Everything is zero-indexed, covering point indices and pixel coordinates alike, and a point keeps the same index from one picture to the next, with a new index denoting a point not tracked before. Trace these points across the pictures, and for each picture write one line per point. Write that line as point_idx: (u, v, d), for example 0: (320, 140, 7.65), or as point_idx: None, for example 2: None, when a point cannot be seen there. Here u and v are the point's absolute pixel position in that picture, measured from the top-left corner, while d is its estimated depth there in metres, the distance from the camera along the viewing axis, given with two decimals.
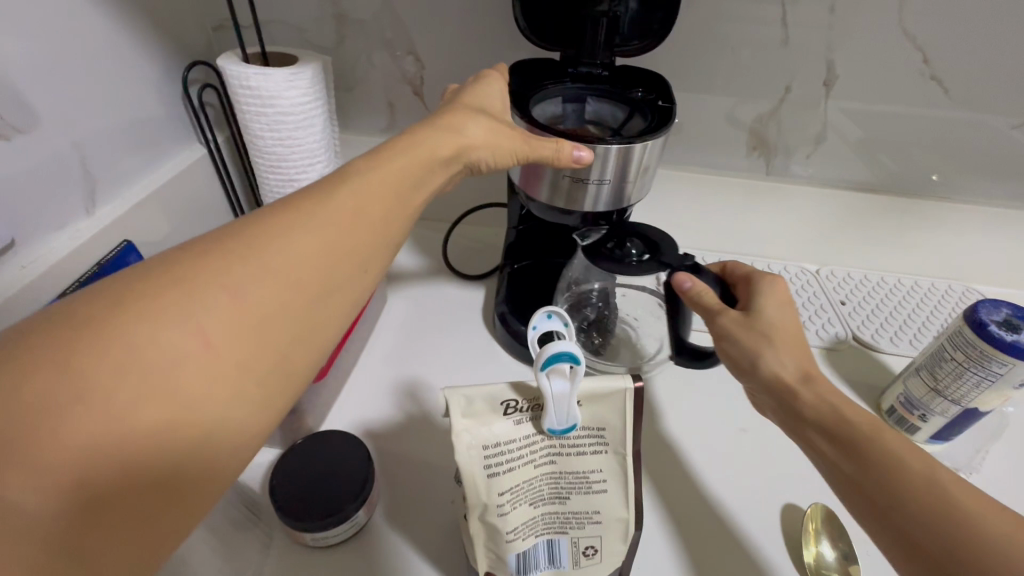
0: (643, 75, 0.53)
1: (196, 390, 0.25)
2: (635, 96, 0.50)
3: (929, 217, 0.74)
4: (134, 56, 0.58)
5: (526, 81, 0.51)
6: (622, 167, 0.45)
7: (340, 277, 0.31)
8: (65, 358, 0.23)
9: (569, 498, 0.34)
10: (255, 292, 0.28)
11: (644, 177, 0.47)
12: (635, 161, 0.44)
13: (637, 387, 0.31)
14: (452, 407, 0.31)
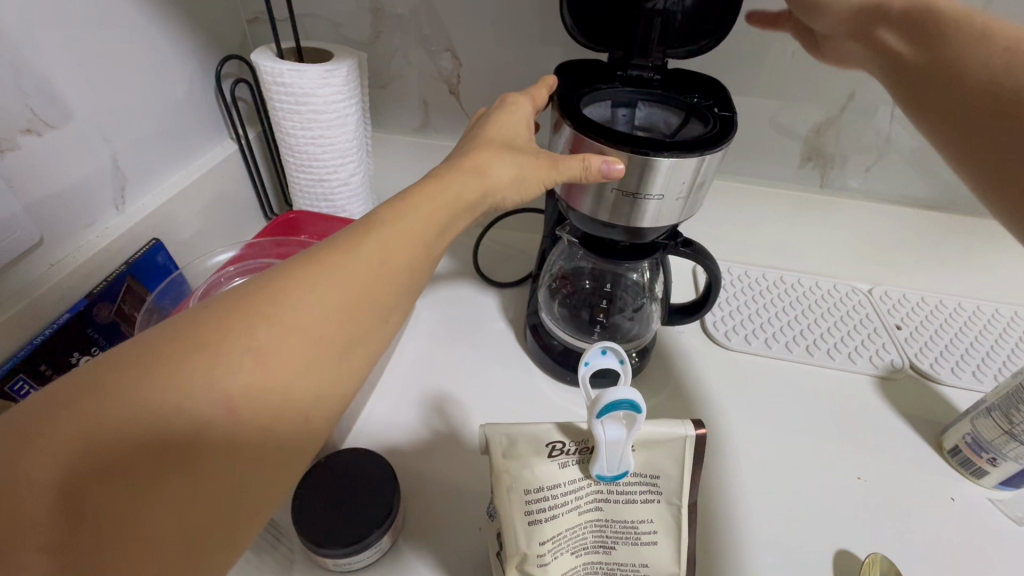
0: (697, 78, 0.49)
1: (219, 454, 0.24)
2: (690, 99, 0.47)
3: (999, 239, 0.68)
4: (167, 50, 0.56)
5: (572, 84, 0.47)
6: (677, 181, 0.41)
7: (363, 328, 0.29)
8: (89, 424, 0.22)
9: (615, 547, 0.31)
10: (272, 348, 0.25)
11: (698, 192, 0.43)
12: (691, 177, 0.41)
13: (697, 435, 0.28)
14: (492, 446, 0.29)
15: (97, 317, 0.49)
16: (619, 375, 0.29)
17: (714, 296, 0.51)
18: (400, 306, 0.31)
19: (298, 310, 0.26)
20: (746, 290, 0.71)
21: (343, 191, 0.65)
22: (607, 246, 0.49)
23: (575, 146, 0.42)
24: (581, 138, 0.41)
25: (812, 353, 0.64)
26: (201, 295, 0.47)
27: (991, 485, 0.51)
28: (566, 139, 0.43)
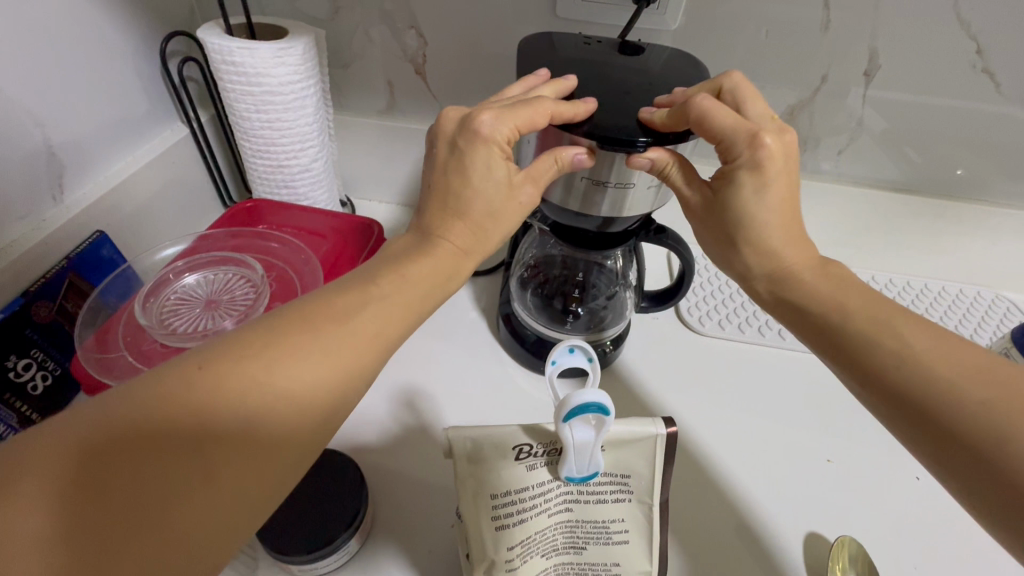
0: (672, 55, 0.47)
1: (193, 497, 0.24)
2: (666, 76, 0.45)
3: (963, 221, 0.69)
4: (106, 25, 0.52)
5: (542, 61, 0.43)
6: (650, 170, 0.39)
7: (346, 396, 0.30)
8: (67, 463, 0.22)
9: (586, 548, 0.30)
10: (261, 416, 0.26)
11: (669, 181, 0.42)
12: None
13: (669, 433, 0.28)
14: (457, 452, 0.27)
15: (37, 316, 0.45)
16: (588, 373, 0.28)
17: (688, 284, 0.51)
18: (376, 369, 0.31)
19: (281, 363, 0.27)
20: (720, 275, 0.71)
21: (304, 177, 0.62)
22: (580, 236, 0.48)
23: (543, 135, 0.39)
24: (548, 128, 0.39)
25: (785, 337, 0.64)
26: (145, 295, 0.44)
27: None
28: None
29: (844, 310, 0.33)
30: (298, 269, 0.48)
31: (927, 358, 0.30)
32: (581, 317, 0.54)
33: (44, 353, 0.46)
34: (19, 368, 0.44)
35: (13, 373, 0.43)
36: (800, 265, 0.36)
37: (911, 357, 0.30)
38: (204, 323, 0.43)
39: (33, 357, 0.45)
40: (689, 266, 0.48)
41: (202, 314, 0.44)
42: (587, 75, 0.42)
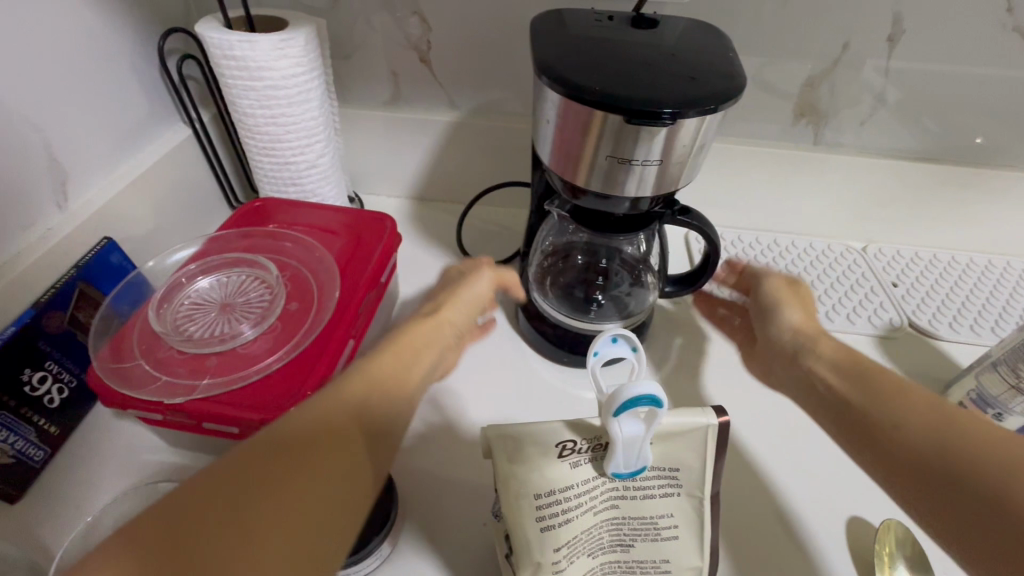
0: (702, 28, 0.45)
1: (279, 523, 0.26)
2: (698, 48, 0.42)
3: (992, 189, 0.67)
4: (100, 24, 0.50)
5: (558, 39, 0.41)
6: (677, 145, 0.38)
7: (393, 408, 0.32)
8: (163, 519, 0.25)
9: (634, 545, 0.29)
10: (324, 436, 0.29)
11: (697, 155, 0.40)
12: (693, 138, 0.38)
13: (721, 424, 0.26)
14: (497, 450, 0.26)
15: (48, 328, 0.44)
16: (635, 363, 0.27)
17: (714, 266, 0.49)
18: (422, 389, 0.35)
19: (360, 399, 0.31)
20: (739, 256, 0.70)
21: (312, 173, 0.60)
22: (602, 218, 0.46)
23: (565, 114, 0.38)
24: (571, 107, 0.37)
25: None
26: (158, 301, 0.42)
27: None
28: (552, 105, 0.39)
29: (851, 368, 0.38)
30: (313, 268, 0.46)
31: (923, 412, 0.33)
32: (603, 304, 0.53)
33: (58, 365, 0.45)
34: (34, 381, 0.43)
35: (27, 387, 0.42)
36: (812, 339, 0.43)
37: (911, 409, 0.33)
38: (220, 326, 0.42)
39: (48, 369, 0.44)
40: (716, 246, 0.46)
41: (217, 317, 0.42)
42: (608, 51, 0.40)
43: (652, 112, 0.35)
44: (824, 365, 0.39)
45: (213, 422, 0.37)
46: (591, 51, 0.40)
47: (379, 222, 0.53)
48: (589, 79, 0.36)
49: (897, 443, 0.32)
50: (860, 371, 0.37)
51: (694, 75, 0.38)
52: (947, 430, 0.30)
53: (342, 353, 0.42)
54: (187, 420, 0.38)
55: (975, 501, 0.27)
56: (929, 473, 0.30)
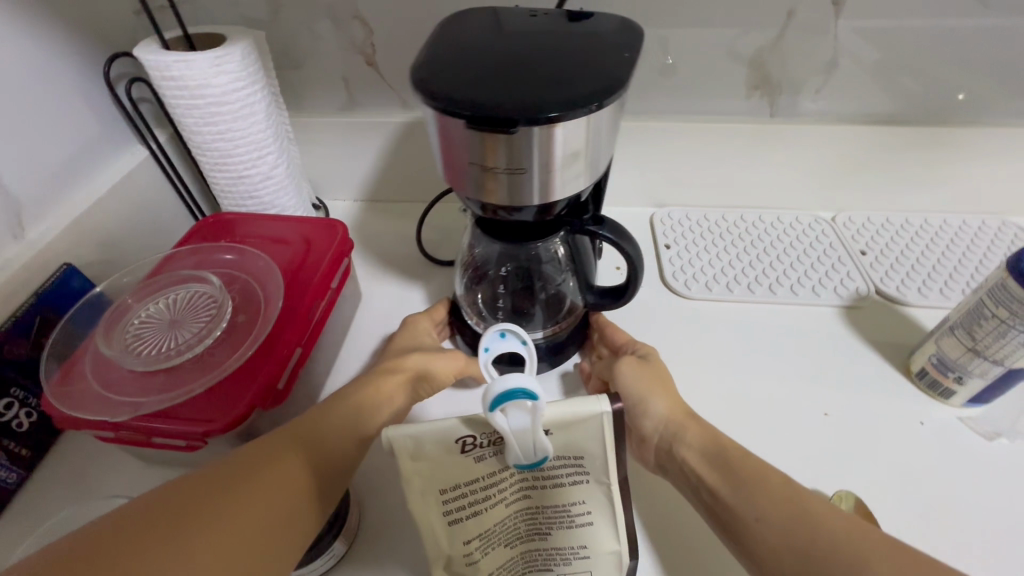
0: (617, 21, 0.39)
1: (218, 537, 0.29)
2: (600, 39, 0.36)
3: (961, 148, 0.65)
4: (43, 55, 0.51)
5: (438, 44, 0.36)
6: (550, 153, 0.32)
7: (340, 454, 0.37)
8: (120, 530, 0.29)
9: (550, 534, 0.29)
10: (271, 474, 0.33)
11: (603, 150, 0.35)
12: (565, 144, 0.32)
13: (616, 411, 0.26)
14: (398, 450, 0.26)
15: (9, 356, 0.46)
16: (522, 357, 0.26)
17: (635, 286, 0.43)
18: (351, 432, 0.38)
19: (305, 446, 0.36)
20: (703, 235, 0.70)
21: (267, 185, 0.61)
22: (514, 234, 0.43)
23: (443, 130, 0.32)
24: (446, 122, 0.31)
25: (775, 292, 0.62)
26: (106, 326, 0.44)
27: (960, 403, 0.50)
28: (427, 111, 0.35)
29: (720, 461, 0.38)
30: (261, 280, 0.47)
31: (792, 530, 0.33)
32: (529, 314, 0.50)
33: (24, 391, 0.47)
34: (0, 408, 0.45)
35: None
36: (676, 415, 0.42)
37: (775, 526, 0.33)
38: (169, 343, 0.43)
39: (14, 396, 0.46)
40: (637, 267, 0.40)
41: (167, 334, 0.44)
42: (492, 52, 0.35)
43: (522, 119, 0.30)
44: (692, 454, 0.39)
45: (161, 436, 0.39)
46: (470, 54, 0.35)
47: (330, 229, 0.54)
48: (465, 91, 0.31)
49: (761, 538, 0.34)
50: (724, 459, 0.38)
51: (567, 74, 0.32)
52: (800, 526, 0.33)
53: (288, 361, 0.43)
54: (137, 436, 0.39)
55: None
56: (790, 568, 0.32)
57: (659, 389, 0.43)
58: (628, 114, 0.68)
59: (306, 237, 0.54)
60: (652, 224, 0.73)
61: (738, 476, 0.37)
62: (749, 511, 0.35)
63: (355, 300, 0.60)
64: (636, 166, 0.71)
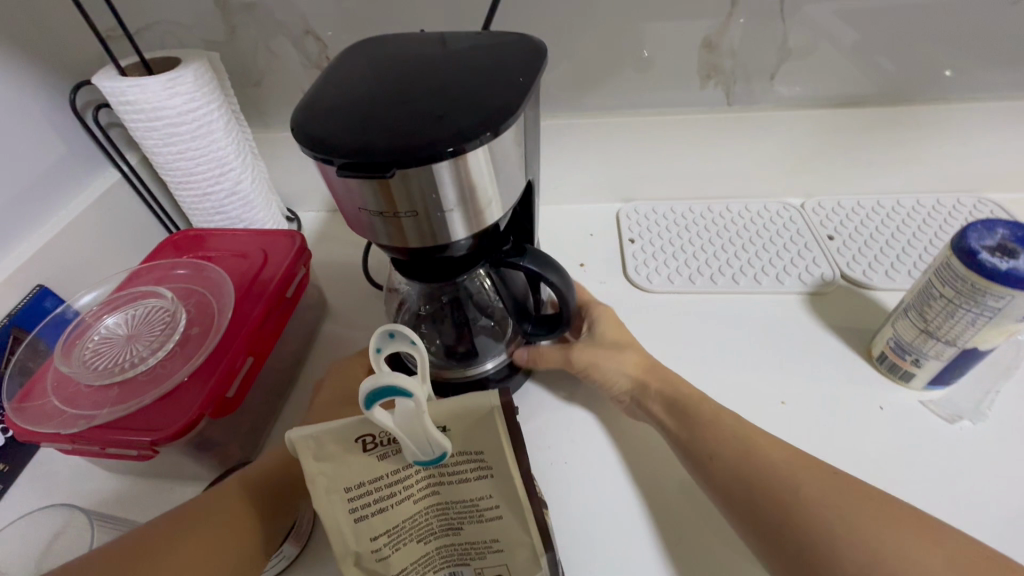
0: (511, 45, 0.40)
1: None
2: (492, 67, 0.38)
3: (927, 126, 0.64)
4: (6, 88, 0.54)
5: (328, 88, 0.38)
6: (443, 191, 0.34)
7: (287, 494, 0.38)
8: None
9: (462, 528, 0.30)
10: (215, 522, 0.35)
11: (507, 176, 0.37)
12: (460, 180, 0.34)
13: (506, 404, 0.27)
14: (301, 451, 0.27)
15: None
16: (415, 356, 0.27)
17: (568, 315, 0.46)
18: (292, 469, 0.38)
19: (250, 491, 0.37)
20: (669, 228, 0.70)
21: (233, 200, 0.63)
22: (436, 272, 0.43)
23: (332, 180, 0.34)
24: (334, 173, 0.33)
25: (738, 282, 0.62)
26: (68, 344, 0.46)
27: (921, 387, 0.50)
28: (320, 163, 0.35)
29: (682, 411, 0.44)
30: (216, 293, 0.49)
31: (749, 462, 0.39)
32: (469, 348, 0.49)
33: None
34: None
35: None
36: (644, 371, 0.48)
37: (740, 458, 0.39)
38: (125, 357, 0.45)
39: None
40: (564, 294, 0.43)
41: (124, 349, 0.45)
42: (386, 93, 0.36)
43: (399, 162, 0.31)
44: (660, 413, 0.45)
45: (114, 447, 0.40)
46: (358, 98, 0.36)
47: (288, 240, 0.56)
48: (352, 140, 0.32)
49: (713, 471, 0.40)
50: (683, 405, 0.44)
51: (446, 111, 0.34)
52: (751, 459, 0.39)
53: (240, 370, 0.45)
54: (92, 448, 0.41)
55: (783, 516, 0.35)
56: (737, 496, 0.38)
57: (627, 350, 0.50)
58: (586, 111, 0.68)
59: (265, 249, 0.55)
60: (618, 219, 0.73)
61: (700, 420, 0.43)
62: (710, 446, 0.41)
63: (320, 308, 0.62)
64: (599, 163, 0.71)
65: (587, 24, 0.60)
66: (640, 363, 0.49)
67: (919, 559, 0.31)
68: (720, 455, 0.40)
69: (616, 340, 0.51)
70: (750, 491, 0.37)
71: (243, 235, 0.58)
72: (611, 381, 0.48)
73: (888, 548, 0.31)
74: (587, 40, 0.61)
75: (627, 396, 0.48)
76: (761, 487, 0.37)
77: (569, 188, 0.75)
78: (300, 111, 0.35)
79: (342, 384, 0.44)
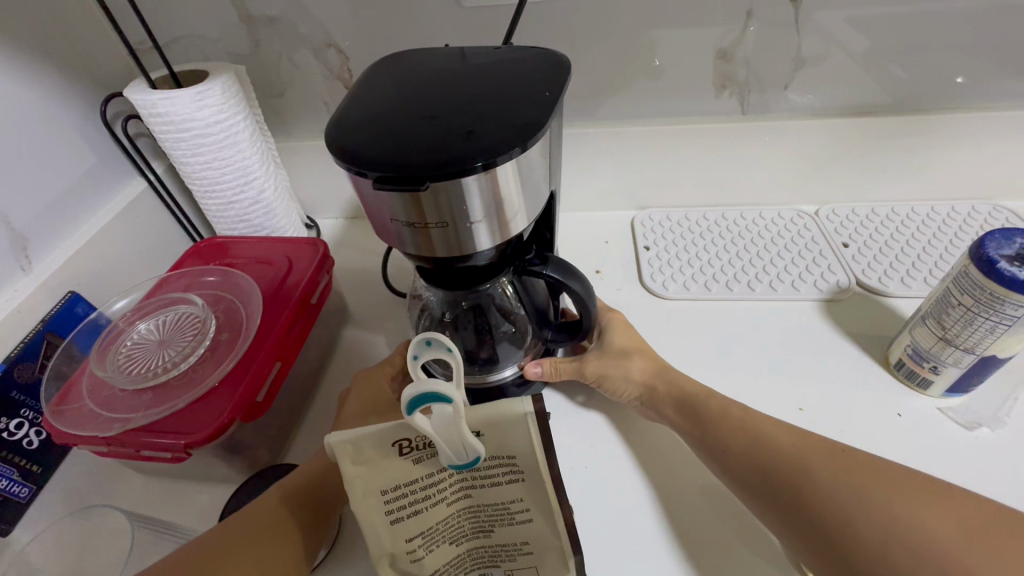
0: (535, 60, 0.41)
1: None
2: (517, 82, 0.39)
3: (941, 134, 0.64)
4: (40, 101, 0.55)
5: (358, 103, 0.39)
6: (471, 202, 0.35)
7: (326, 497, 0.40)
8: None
9: (493, 530, 0.31)
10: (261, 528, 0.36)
11: (531, 189, 0.38)
12: (490, 192, 0.35)
13: (539, 411, 0.28)
14: (339, 455, 0.28)
15: (20, 379, 0.49)
16: (450, 363, 0.28)
17: (588, 321, 0.46)
18: (328, 470, 0.40)
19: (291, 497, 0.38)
20: (684, 236, 0.71)
21: (256, 209, 0.64)
22: (460, 279, 0.44)
23: (364, 192, 0.35)
24: (366, 185, 0.34)
25: (754, 289, 0.62)
26: (102, 349, 0.47)
27: (940, 393, 0.50)
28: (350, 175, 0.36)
29: (691, 400, 0.45)
30: (244, 300, 0.50)
31: (759, 442, 0.40)
32: (490, 354, 0.50)
33: (33, 411, 0.50)
34: (12, 428, 0.48)
35: (6, 433, 0.48)
36: (651, 368, 0.49)
37: (750, 440, 0.40)
38: (157, 361, 0.46)
39: (25, 416, 0.50)
40: (586, 302, 0.44)
41: (156, 354, 0.47)
42: (415, 107, 0.37)
43: (431, 175, 0.32)
44: (667, 407, 0.46)
45: (149, 449, 0.41)
46: (387, 113, 0.37)
47: (312, 247, 0.57)
48: (384, 154, 0.33)
49: (726, 459, 0.41)
50: (690, 399, 0.45)
51: (474, 126, 0.35)
52: (759, 445, 0.40)
53: (267, 375, 0.46)
54: (127, 450, 0.42)
55: (793, 498, 0.36)
56: (750, 483, 0.39)
57: (634, 357, 0.50)
58: (601, 120, 0.69)
59: (289, 257, 0.57)
60: (633, 226, 0.74)
61: (707, 409, 0.44)
62: (717, 433, 0.42)
63: (341, 314, 0.63)
64: (614, 171, 0.72)
65: (603, 36, 0.61)
66: (647, 367, 0.49)
67: (932, 526, 0.32)
68: (730, 444, 0.41)
69: (623, 347, 0.51)
70: (764, 474, 0.38)
71: (267, 242, 0.59)
72: (620, 390, 0.49)
73: (902, 518, 0.33)
74: (603, 50, 0.62)
75: (638, 400, 0.49)
76: (772, 468, 0.38)
77: (584, 195, 0.76)
78: (332, 126, 0.37)
79: (366, 390, 0.45)
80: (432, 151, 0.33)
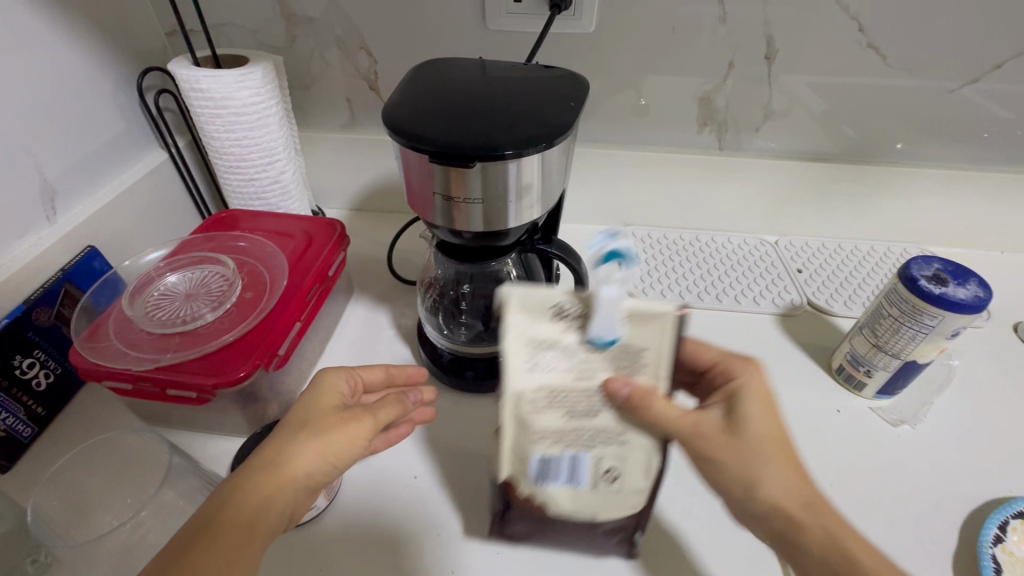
0: (561, 78, 0.48)
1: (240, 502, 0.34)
2: (548, 92, 0.46)
3: (883, 184, 0.76)
4: (86, 67, 0.59)
5: (408, 93, 0.45)
6: (503, 184, 0.41)
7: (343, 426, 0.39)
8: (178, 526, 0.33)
9: (598, 416, 0.33)
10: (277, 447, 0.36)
11: (550, 183, 0.45)
12: (519, 177, 0.41)
13: (679, 313, 0.31)
14: (510, 304, 0.31)
15: (38, 321, 0.51)
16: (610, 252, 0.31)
17: None
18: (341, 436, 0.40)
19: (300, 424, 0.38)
20: (663, 251, 0.79)
21: (274, 188, 0.68)
22: (474, 254, 0.50)
23: (412, 165, 0.41)
24: (417, 160, 0.40)
25: (721, 300, 0.71)
26: (131, 294, 0.50)
27: (871, 395, 0.58)
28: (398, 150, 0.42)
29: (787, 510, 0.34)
30: (268, 266, 0.54)
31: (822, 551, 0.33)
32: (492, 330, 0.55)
33: (45, 354, 0.52)
34: (24, 366, 0.50)
35: (19, 370, 0.49)
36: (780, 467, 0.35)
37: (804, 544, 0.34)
38: (183, 312, 0.49)
39: (37, 357, 0.51)
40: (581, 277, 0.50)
41: (182, 306, 0.50)
42: (459, 102, 0.44)
43: (475, 157, 0.39)
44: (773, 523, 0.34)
45: (175, 388, 0.44)
46: (435, 104, 0.43)
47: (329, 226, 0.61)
48: (435, 135, 0.39)
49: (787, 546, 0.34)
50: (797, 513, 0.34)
51: (512, 122, 0.41)
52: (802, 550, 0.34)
53: (288, 333, 0.50)
54: (153, 389, 0.45)
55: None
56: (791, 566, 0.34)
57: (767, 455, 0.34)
58: (598, 142, 0.77)
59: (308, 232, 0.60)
60: None
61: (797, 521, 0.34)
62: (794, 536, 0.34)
63: (345, 294, 0.67)
64: (604, 188, 0.80)
65: (606, 69, 0.70)
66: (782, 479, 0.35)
67: None
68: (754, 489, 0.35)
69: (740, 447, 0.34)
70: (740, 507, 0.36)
71: (285, 219, 0.62)
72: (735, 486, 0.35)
73: None
74: (605, 81, 0.71)
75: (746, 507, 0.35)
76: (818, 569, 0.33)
77: (576, 207, 0.83)
78: (388, 108, 0.43)
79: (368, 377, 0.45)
80: (476, 137, 0.39)
